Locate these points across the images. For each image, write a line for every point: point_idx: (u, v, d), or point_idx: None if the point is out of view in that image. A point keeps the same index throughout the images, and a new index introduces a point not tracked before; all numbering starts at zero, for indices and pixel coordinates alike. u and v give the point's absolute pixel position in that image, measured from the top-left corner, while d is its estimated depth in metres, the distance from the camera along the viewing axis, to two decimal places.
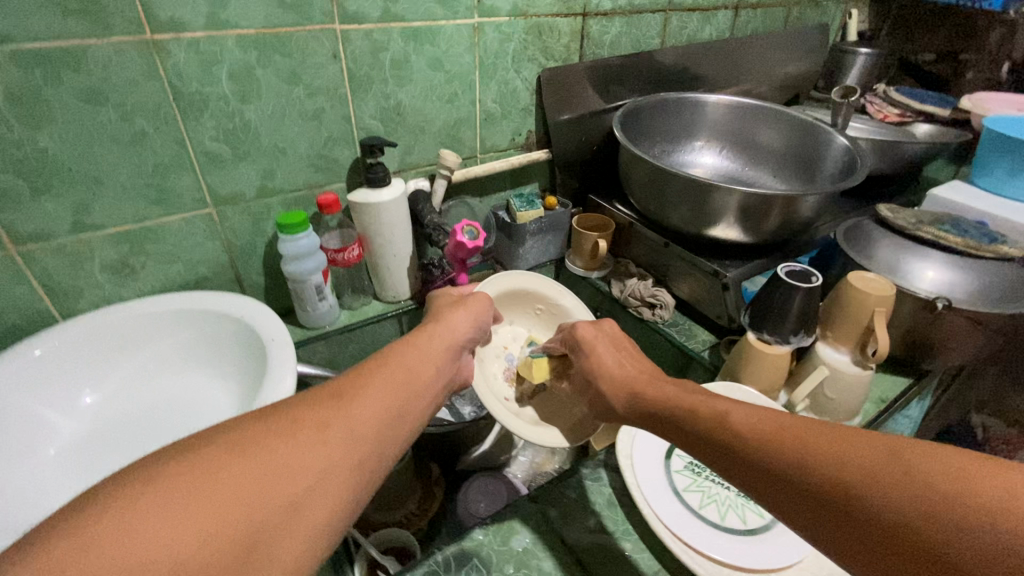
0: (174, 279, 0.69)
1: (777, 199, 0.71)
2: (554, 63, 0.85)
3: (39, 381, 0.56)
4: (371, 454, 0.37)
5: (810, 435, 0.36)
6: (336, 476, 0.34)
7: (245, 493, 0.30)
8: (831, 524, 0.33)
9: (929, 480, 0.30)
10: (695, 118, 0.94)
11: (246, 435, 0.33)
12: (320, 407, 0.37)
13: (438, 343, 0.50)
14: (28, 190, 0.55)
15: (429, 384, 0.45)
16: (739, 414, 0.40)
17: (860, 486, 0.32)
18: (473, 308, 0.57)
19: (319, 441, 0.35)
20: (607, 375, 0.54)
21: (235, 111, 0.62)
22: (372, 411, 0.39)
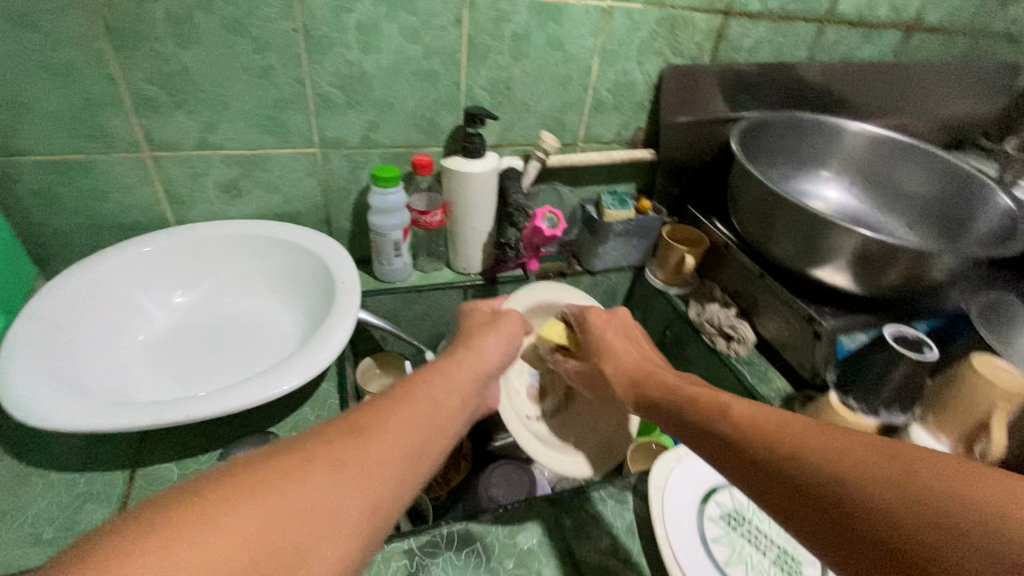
0: (273, 208, 0.74)
1: (904, 251, 0.62)
2: (681, 60, 0.80)
3: (142, 274, 0.64)
4: (390, 493, 0.34)
5: (813, 433, 0.35)
6: (353, 518, 0.32)
7: (256, 540, 0.28)
8: (833, 526, 0.31)
9: (927, 487, 0.29)
10: (830, 146, 0.84)
11: (261, 473, 0.30)
12: (340, 441, 0.34)
13: (466, 375, 0.46)
14: (168, 102, 0.61)
15: (454, 419, 0.42)
16: (738, 405, 0.40)
17: (857, 485, 0.31)
18: (503, 328, 0.55)
19: (337, 479, 0.32)
20: (615, 356, 0.56)
21: (355, 60, 0.65)
22: (394, 446, 0.36)
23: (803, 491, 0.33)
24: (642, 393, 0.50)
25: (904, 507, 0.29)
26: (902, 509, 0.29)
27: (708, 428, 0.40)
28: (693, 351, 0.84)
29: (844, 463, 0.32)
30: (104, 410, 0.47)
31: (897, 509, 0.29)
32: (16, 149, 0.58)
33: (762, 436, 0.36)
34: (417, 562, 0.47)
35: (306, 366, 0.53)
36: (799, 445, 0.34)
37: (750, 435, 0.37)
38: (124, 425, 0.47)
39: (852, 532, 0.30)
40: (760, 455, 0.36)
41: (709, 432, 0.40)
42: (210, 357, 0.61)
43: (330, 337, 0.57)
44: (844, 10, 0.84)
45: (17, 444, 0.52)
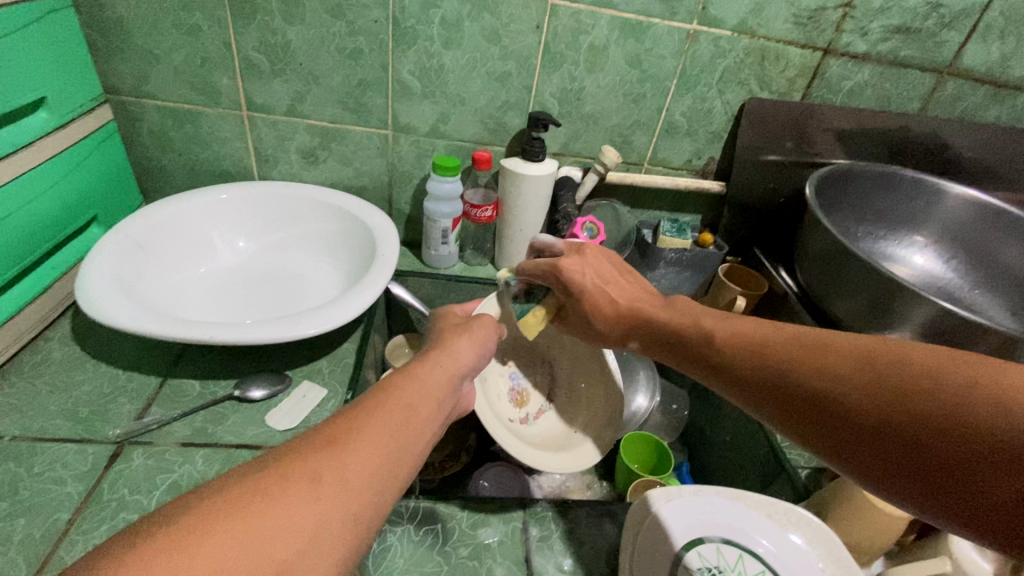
0: (342, 179, 0.80)
1: (984, 330, 0.54)
2: (766, 94, 0.76)
3: (218, 216, 0.72)
4: (372, 502, 0.34)
5: (793, 343, 0.38)
6: (333, 533, 0.31)
7: (230, 567, 0.27)
8: (807, 415, 0.35)
9: (898, 375, 0.32)
10: (926, 209, 0.76)
11: (227, 502, 0.29)
12: (313, 455, 0.33)
13: (442, 374, 0.46)
14: (270, 70, 0.69)
15: (431, 418, 0.41)
16: (728, 329, 0.42)
17: (835, 385, 0.34)
18: (476, 333, 0.54)
19: (314, 497, 0.31)
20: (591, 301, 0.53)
21: (435, 53, 0.69)
22: (372, 456, 0.35)
23: (781, 389, 0.37)
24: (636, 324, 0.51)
25: (865, 392, 0.32)
26: (864, 395, 0.32)
27: (694, 349, 0.45)
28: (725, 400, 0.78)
29: (812, 357, 0.36)
30: (151, 319, 0.54)
31: (860, 393, 0.32)
32: (145, 92, 0.69)
33: (746, 350, 0.40)
34: (376, 525, 0.48)
35: (324, 319, 0.56)
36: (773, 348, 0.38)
37: (729, 353, 0.41)
38: (163, 335, 0.53)
39: (821, 417, 0.34)
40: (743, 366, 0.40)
41: (697, 351, 0.44)
42: (255, 298, 0.66)
43: (356, 298, 0.60)
44: (968, 64, 0.75)
45: (85, 336, 0.61)
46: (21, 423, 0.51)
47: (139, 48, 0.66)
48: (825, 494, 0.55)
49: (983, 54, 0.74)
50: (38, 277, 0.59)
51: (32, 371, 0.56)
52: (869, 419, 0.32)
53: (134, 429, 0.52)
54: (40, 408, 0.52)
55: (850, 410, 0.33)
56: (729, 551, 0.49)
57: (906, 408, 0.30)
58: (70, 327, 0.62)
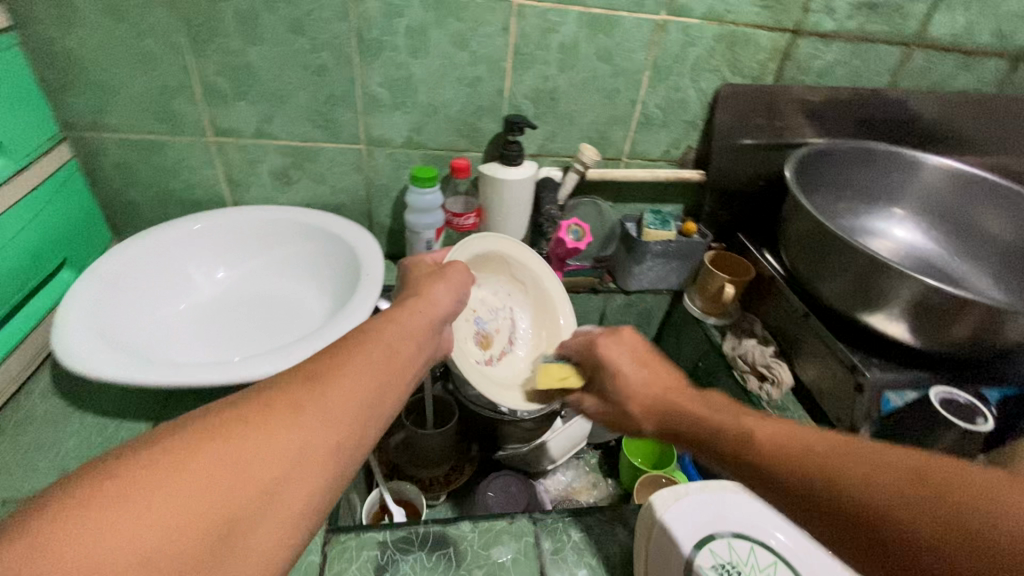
0: (318, 198, 0.78)
1: (970, 303, 0.55)
2: (740, 79, 0.76)
3: (193, 247, 0.70)
4: (356, 431, 0.35)
5: (837, 451, 0.33)
6: (319, 458, 0.33)
7: (216, 484, 0.28)
8: (865, 543, 0.31)
9: (958, 505, 0.29)
10: (902, 180, 0.76)
11: (211, 425, 0.30)
12: (292, 387, 0.34)
13: (421, 321, 0.47)
14: (233, 93, 0.66)
15: (411, 361, 0.42)
16: (761, 427, 0.37)
17: (887, 506, 0.30)
18: (451, 278, 0.53)
19: (299, 423, 0.33)
20: (630, 396, 0.48)
21: (403, 63, 0.67)
22: (351, 390, 0.36)
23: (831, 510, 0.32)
24: (657, 413, 0.46)
25: (914, 513, 0.29)
26: (913, 518, 0.29)
27: (717, 442, 0.39)
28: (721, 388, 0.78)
29: (866, 473, 0.31)
30: (138, 367, 0.52)
31: (916, 518, 0.29)
32: (104, 126, 0.66)
33: (778, 454, 0.35)
34: (387, 556, 0.47)
35: (315, 348, 0.55)
36: (817, 457, 0.33)
37: (758, 455, 0.36)
38: (153, 382, 0.51)
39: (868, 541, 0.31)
40: (782, 479, 0.34)
41: (727, 450, 0.38)
42: (241, 330, 0.65)
43: (345, 322, 0.59)
44: (935, 35, 0.76)
45: (66, 386, 0.58)
46: (10, 486, 0.49)
47: (92, 81, 0.63)
48: None
49: (948, 24, 0.75)
50: (11, 332, 0.56)
51: (15, 429, 0.54)
52: (919, 545, 0.29)
53: None
54: (27, 468, 0.51)
55: (902, 537, 0.29)
56: (741, 546, 0.49)
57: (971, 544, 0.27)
58: (50, 377, 0.59)
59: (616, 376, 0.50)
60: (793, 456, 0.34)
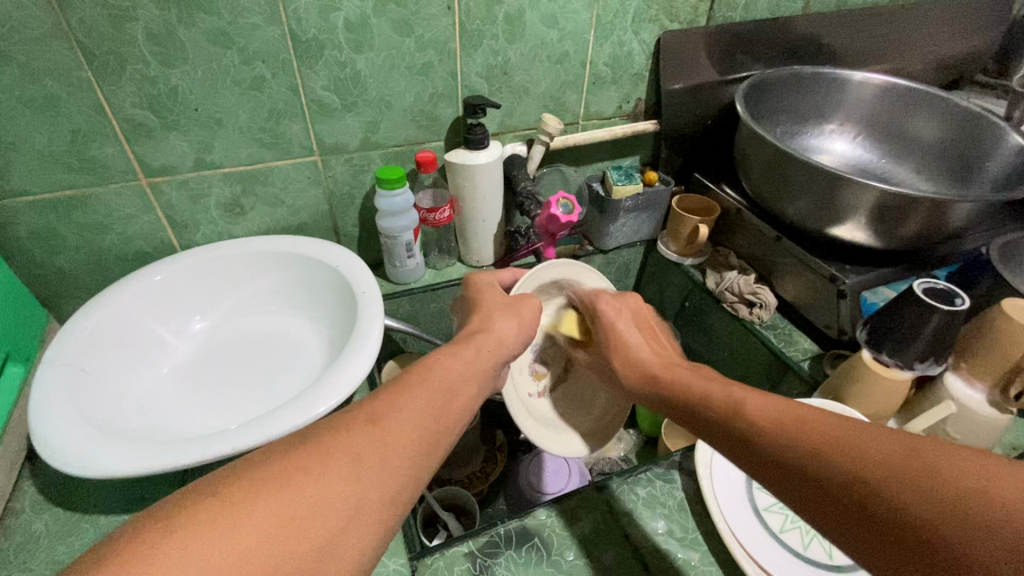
0: (279, 222, 0.72)
1: (924, 201, 0.60)
2: (677, 25, 0.77)
3: (158, 303, 0.63)
4: (405, 487, 0.34)
5: (831, 431, 0.33)
6: (372, 511, 0.32)
7: (276, 535, 0.28)
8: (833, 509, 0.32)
9: (940, 475, 0.29)
10: (832, 98, 0.83)
11: (273, 473, 0.30)
12: (357, 435, 0.34)
13: (480, 357, 0.46)
14: (159, 125, 0.59)
15: (465, 406, 0.41)
16: (754, 400, 0.38)
17: (873, 475, 0.30)
18: (517, 312, 0.52)
19: (356, 470, 0.32)
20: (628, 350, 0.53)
21: (347, 61, 0.62)
22: (409, 440, 0.35)
23: (814, 484, 0.32)
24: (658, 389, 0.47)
25: (894, 474, 0.30)
26: (891, 479, 0.30)
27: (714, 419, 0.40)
28: (713, 321, 0.84)
29: (851, 452, 0.32)
30: (145, 451, 0.46)
31: (897, 485, 0.29)
32: (9, 190, 0.56)
33: (771, 427, 0.36)
34: (480, 564, 0.48)
35: (341, 379, 0.53)
36: (815, 437, 0.33)
37: (752, 426, 0.37)
38: (176, 464, 0.46)
39: (850, 508, 0.31)
40: (766, 446, 0.35)
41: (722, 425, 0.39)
42: (237, 383, 0.59)
43: (362, 348, 0.56)
44: None
45: (61, 495, 0.52)
46: None
47: None
48: (837, 380, 0.63)
49: None
50: None
51: (19, 556, 0.48)
52: (904, 515, 0.29)
53: None
54: None
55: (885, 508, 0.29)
56: None
57: (946, 504, 0.28)
58: (37, 488, 0.53)
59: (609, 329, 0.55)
60: (785, 429, 0.35)
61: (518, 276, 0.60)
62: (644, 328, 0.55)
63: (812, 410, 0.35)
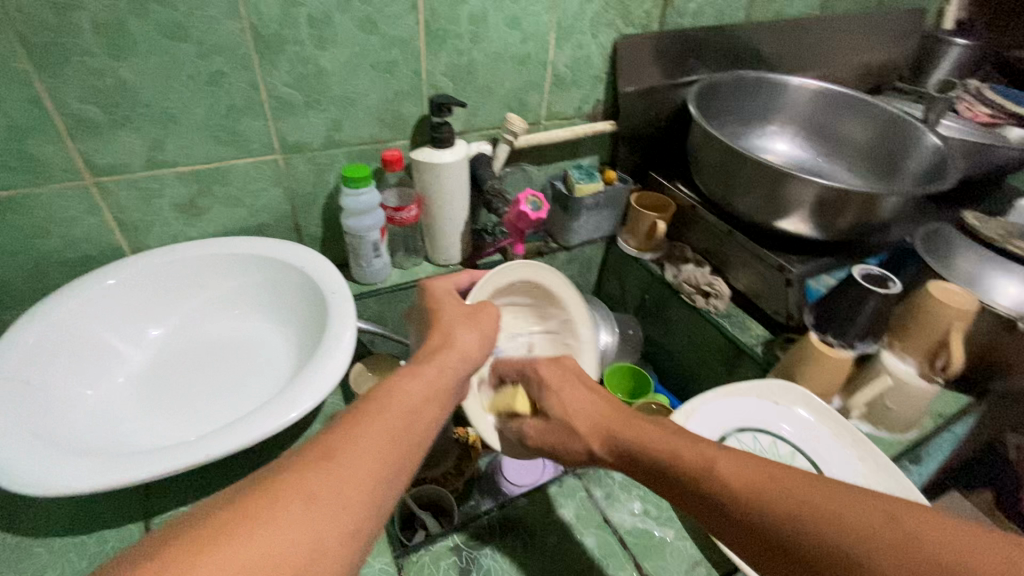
0: (238, 223, 0.69)
1: (858, 195, 0.66)
2: (632, 29, 0.81)
3: (111, 309, 0.59)
4: (366, 516, 0.33)
5: (811, 499, 0.32)
6: (328, 551, 0.31)
7: None
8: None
9: (920, 546, 0.28)
10: (773, 101, 0.89)
11: (217, 522, 0.29)
12: (308, 472, 0.33)
13: (443, 374, 0.45)
14: (108, 121, 0.55)
15: (429, 425, 0.41)
16: (726, 463, 0.37)
17: (854, 548, 0.30)
18: (477, 324, 0.51)
19: (306, 511, 0.31)
20: (578, 417, 0.47)
21: (310, 57, 0.61)
22: (364, 471, 0.34)
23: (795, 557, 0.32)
24: (619, 449, 0.44)
25: (874, 548, 0.29)
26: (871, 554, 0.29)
27: (693, 485, 0.38)
28: (672, 312, 0.88)
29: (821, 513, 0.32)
30: (103, 468, 0.43)
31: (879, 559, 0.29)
32: None
33: (752, 496, 0.34)
34: (466, 556, 0.48)
35: (316, 382, 0.52)
36: (798, 509, 0.32)
37: (727, 492, 0.36)
38: (142, 477, 0.43)
39: None
40: (744, 514, 0.34)
41: (699, 489, 0.37)
42: (201, 392, 0.57)
43: (337, 349, 0.55)
44: None
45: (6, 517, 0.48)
46: None
47: None
48: (789, 362, 0.67)
49: None
50: None
51: None
52: None
53: None
54: None
55: None
56: (745, 436, 0.62)
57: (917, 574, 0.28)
58: None
59: (558, 397, 0.48)
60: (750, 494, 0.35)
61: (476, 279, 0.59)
62: (590, 384, 0.50)
63: (788, 474, 0.34)
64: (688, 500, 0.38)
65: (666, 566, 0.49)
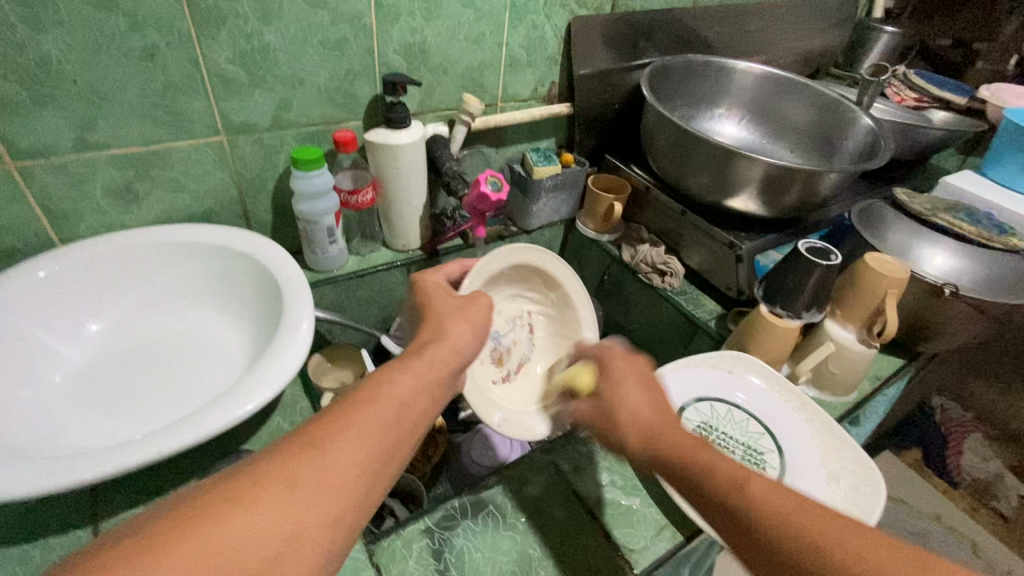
0: (180, 209, 0.65)
1: (801, 173, 0.70)
2: (585, 11, 0.81)
3: (42, 303, 0.55)
4: (352, 505, 0.33)
5: (847, 542, 0.34)
6: (310, 539, 0.30)
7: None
8: None
9: None
10: (721, 85, 0.92)
11: (197, 506, 0.28)
12: (294, 457, 0.32)
13: (438, 365, 0.44)
14: (30, 100, 0.51)
15: (423, 416, 0.40)
16: (761, 484, 0.38)
17: None
18: (468, 315, 0.49)
19: (290, 499, 0.30)
20: (626, 409, 0.45)
21: (254, 33, 0.58)
22: (353, 460, 0.34)
23: None
24: (658, 452, 0.43)
25: None
26: None
27: (722, 502, 0.39)
28: (631, 291, 0.90)
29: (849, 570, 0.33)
30: (43, 472, 0.40)
31: None
32: None
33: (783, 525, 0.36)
34: (438, 538, 0.48)
35: (274, 373, 0.50)
36: (830, 548, 0.34)
37: (756, 509, 0.37)
38: (87, 479, 0.41)
39: None
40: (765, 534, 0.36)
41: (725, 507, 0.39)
42: (148, 388, 0.54)
43: (295, 338, 0.53)
44: None
45: None
46: None
47: None
48: (740, 334, 0.70)
49: None
50: None
51: None
52: None
53: None
54: None
55: None
56: (704, 406, 0.64)
57: None
58: None
59: (615, 385, 0.47)
60: (783, 522, 0.36)
61: (465, 270, 0.58)
62: (648, 386, 0.48)
63: (821, 514, 0.36)
64: (710, 510, 0.40)
65: (634, 533, 0.51)
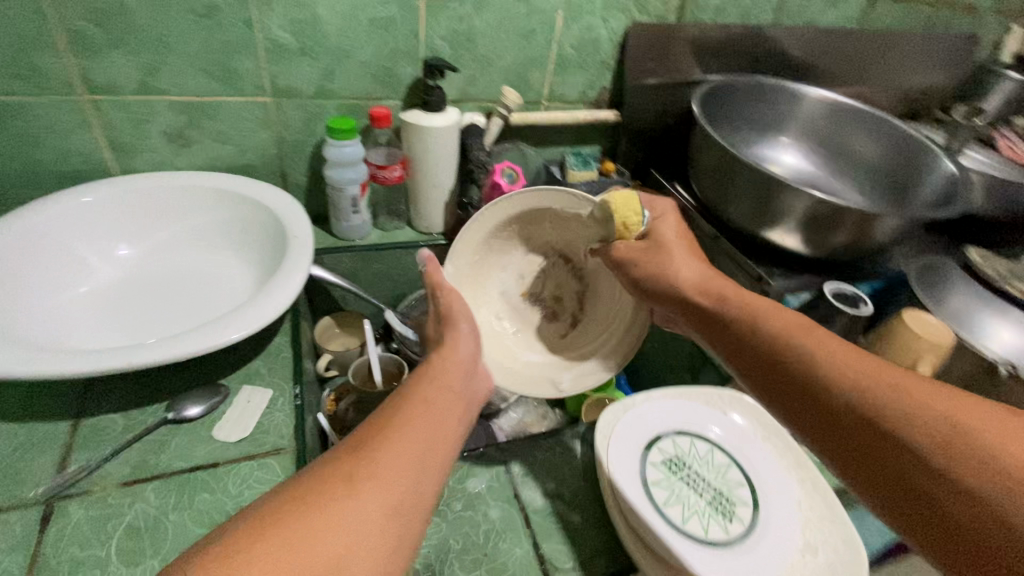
0: (223, 160, 0.71)
1: (850, 212, 0.63)
2: (647, 18, 0.79)
3: (86, 222, 0.62)
4: (409, 495, 0.33)
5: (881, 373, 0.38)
6: (379, 528, 0.31)
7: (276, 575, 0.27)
8: (817, 423, 0.39)
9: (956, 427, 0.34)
10: (787, 111, 0.85)
11: (262, 520, 0.29)
12: (341, 464, 0.33)
13: (454, 372, 0.44)
14: (106, 42, 0.58)
15: (452, 410, 0.40)
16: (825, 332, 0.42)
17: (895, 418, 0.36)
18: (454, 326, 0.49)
19: (353, 501, 0.31)
20: (682, 260, 0.54)
21: (307, 4, 0.62)
22: (400, 456, 0.34)
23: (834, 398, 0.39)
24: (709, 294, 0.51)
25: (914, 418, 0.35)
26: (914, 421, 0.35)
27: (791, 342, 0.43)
28: None
29: (867, 392, 0.37)
30: (32, 358, 0.45)
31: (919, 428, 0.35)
32: None
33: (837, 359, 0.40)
34: None
35: (252, 314, 0.52)
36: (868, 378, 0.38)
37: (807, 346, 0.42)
38: (67, 374, 0.45)
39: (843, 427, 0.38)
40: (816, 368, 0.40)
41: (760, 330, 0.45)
42: (153, 311, 0.59)
43: (283, 288, 0.55)
44: None
45: None
46: None
47: None
48: None
49: None
50: None
51: None
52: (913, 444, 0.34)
53: (60, 482, 0.46)
54: None
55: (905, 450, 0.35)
56: (683, 441, 0.58)
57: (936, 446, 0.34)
58: None
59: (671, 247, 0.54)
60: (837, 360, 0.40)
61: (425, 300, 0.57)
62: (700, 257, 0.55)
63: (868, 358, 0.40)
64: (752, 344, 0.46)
65: (565, 551, 0.48)
